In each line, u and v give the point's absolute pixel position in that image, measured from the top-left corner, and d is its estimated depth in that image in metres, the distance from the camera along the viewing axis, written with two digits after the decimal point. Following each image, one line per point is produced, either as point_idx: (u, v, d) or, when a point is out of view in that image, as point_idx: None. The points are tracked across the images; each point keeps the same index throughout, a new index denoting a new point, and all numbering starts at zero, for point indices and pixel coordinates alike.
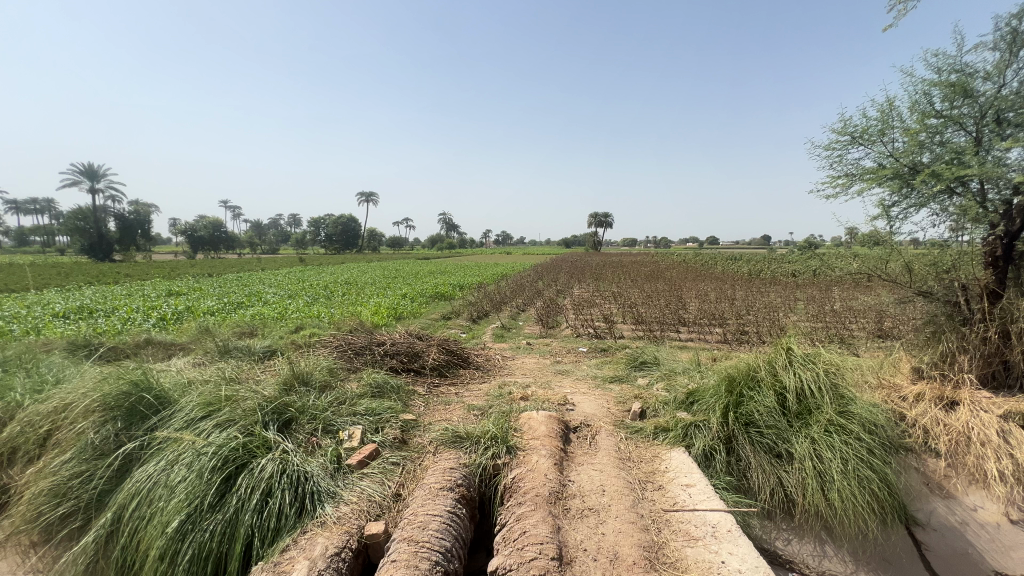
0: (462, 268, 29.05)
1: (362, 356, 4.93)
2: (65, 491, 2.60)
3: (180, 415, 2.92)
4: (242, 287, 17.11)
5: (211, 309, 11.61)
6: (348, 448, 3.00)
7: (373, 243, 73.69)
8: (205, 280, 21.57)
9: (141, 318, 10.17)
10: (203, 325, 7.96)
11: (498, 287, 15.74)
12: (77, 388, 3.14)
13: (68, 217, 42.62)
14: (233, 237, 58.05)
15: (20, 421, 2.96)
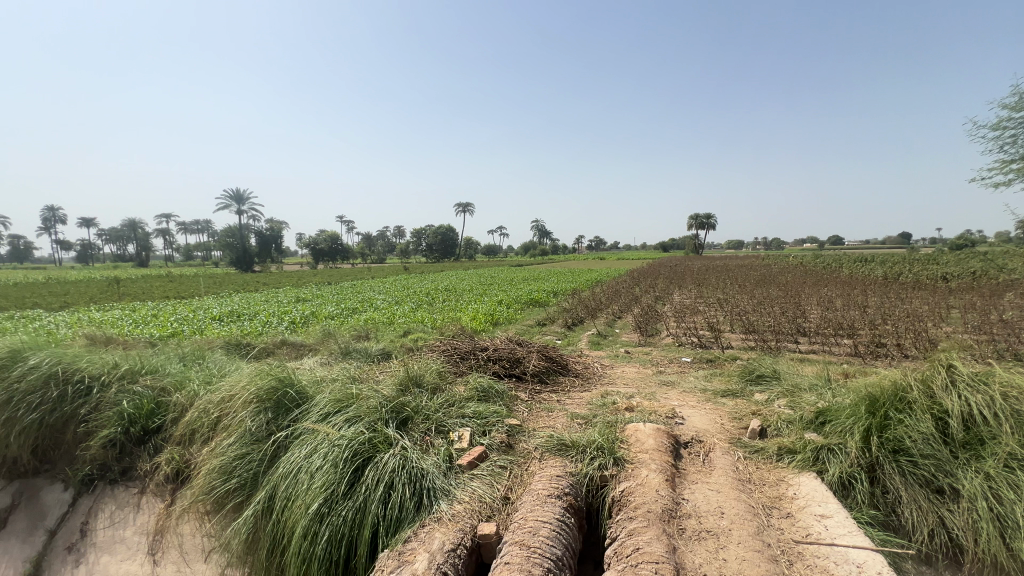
0: (555, 274, 29.15)
1: (467, 360, 5.15)
2: (232, 469, 3.07)
3: (316, 409, 3.28)
4: (356, 294, 18.86)
5: (331, 314, 12.95)
6: (458, 449, 3.14)
7: (469, 251, 76.91)
8: (326, 288, 24.19)
9: (277, 321, 11.64)
10: (326, 329, 8.90)
11: (593, 293, 15.53)
12: (237, 381, 3.67)
13: (222, 235, 50.38)
14: (348, 249, 64.30)
15: (198, 408, 3.54)
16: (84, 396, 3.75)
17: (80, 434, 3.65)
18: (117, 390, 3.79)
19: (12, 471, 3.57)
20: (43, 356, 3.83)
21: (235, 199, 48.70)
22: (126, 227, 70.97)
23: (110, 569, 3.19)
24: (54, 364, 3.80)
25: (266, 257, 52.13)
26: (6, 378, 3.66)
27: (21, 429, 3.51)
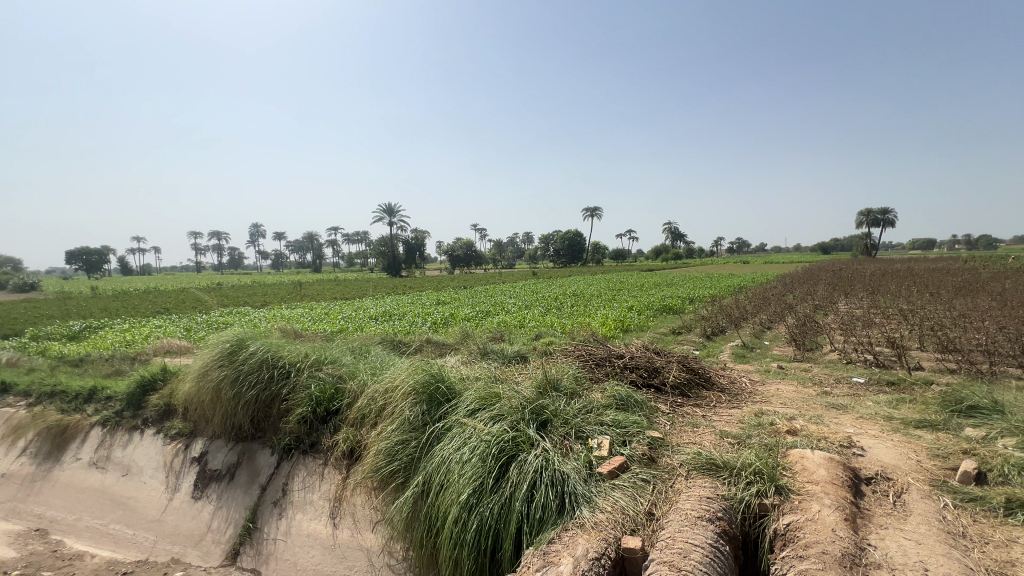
0: (690, 280, 27.24)
1: (603, 367, 5.07)
2: (394, 453, 3.45)
3: (464, 404, 3.52)
4: (489, 297, 19.94)
5: (467, 316, 13.86)
6: (598, 456, 3.10)
7: (597, 256, 76.16)
8: (462, 291, 26.03)
9: (422, 322, 12.83)
10: (465, 330, 9.54)
11: (736, 300, 14.16)
12: (397, 374, 4.13)
13: (377, 245, 57.36)
14: (481, 255, 68.34)
15: (367, 395, 4.06)
16: (285, 378, 4.57)
17: (282, 410, 4.45)
18: (308, 375, 4.54)
19: (237, 434, 4.49)
20: (258, 344, 4.77)
21: (388, 212, 55.04)
22: (307, 240, 84.90)
23: (302, 525, 3.81)
24: (265, 350, 4.71)
25: (411, 263, 57.91)
26: (235, 360, 4.64)
27: (244, 401, 4.41)
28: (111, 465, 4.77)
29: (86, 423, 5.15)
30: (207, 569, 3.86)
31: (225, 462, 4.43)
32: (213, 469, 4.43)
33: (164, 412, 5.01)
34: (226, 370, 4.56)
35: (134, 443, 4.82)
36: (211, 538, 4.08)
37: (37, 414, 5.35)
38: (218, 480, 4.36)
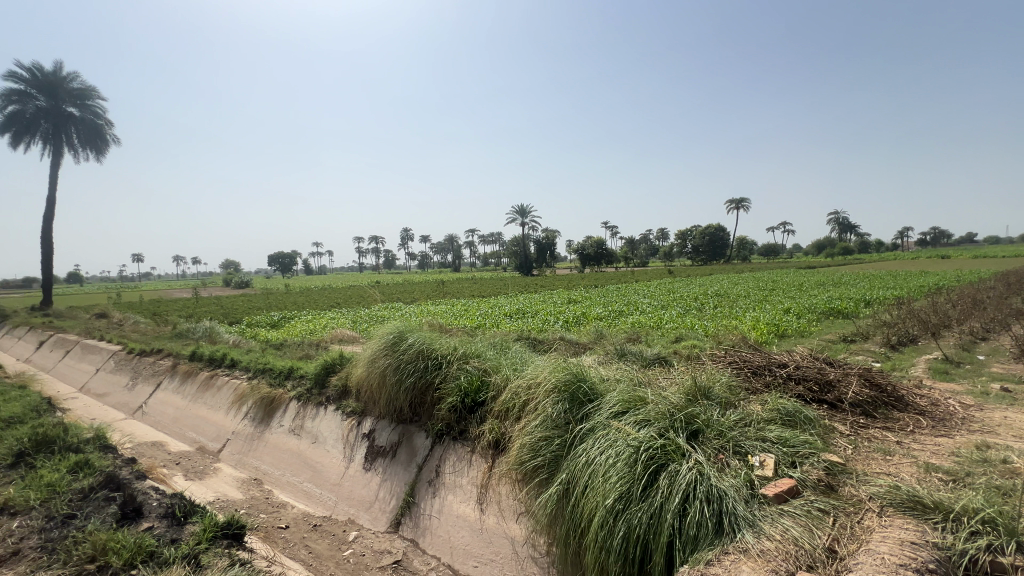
0: (867, 279, 23.05)
1: (761, 376, 4.54)
2: (538, 448, 3.53)
3: (607, 406, 3.44)
4: (622, 297, 19.37)
5: (599, 315, 13.65)
6: (762, 476, 2.77)
7: (743, 253, 69.02)
8: (593, 290, 25.78)
9: (555, 320, 12.97)
10: (599, 330, 9.39)
11: (933, 304, 11.56)
12: (539, 371, 4.22)
13: (511, 244, 59.91)
14: (612, 253, 66.86)
15: (511, 390, 4.22)
16: (438, 368, 4.99)
17: (435, 398, 4.87)
18: (457, 367, 4.90)
19: (398, 416, 5.03)
20: (416, 337, 5.30)
21: (521, 213, 57.08)
22: (448, 241, 92.35)
23: (453, 506, 4.11)
24: (421, 342, 5.22)
25: (542, 262, 59.34)
26: (397, 350, 5.22)
27: (404, 387, 4.93)
28: (304, 432, 5.73)
29: (286, 396, 6.27)
30: (376, 533, 4.39)
31: (389, 440, 4.98)
32: (379, 444, 5.02)
33: (342, 392, 5.85)
34: (390, 358, 5.15)
35: (320, 416, 5.72)
36: (378, 505, 4.63)
37: (255, 387, 6.72)
38: (383, 455, 4.93)
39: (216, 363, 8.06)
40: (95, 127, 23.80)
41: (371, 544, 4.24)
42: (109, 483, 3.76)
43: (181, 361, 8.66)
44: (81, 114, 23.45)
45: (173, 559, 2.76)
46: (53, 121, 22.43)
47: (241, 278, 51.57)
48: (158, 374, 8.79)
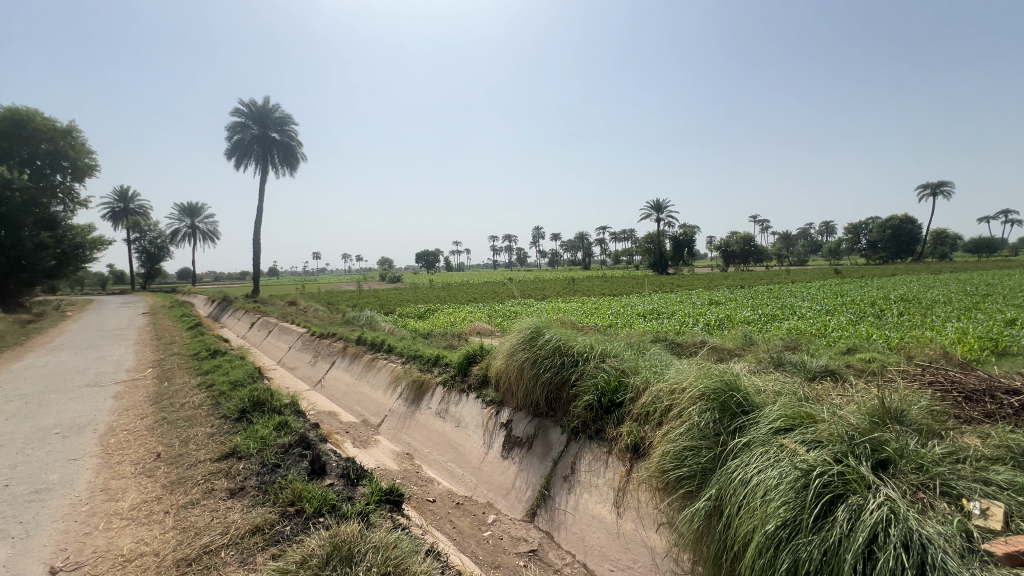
0: None
1: (979, 403, 3.62)
2: (682, 458, 3.31)
3: (766, 420, 3.08)
4: (775, 300, 17.23)
5: (747, 319, 12.32)
6: (984, 528, 2.21)
7: (942, 249, 56.13)
8: (740, 291, 23.39)
9: (694, 322, 12.08)
10: (748, 335, 8.47)
11: None
12: (683, 376, 3.96)
13: (644, 241, 57.57)
14: (762, 250, 59.96)
15: (652, 393, 4.04)
16: (575, 365, 5.00)
17: (571, 395, 4.88)
18: (594, 365, 4.85)
19: (534, 409, 5.15)
20: (552, 333, 5.39)
21: (656, 208, 54.44)
22: (580, 239, 92.49)
23: (589, 506, 4.08)
24: (558, 339, 5.29)
25: (679, 259, 55.99)
26: (535, 344, 5.37)
27: (541, 381, 5.03)
28: (449, 416, 6.22)
29: (434, 381, 6.88)
30: (513, 520, 4.57)
31: (525, 431, 5.13)
32: (516, 435, 5.20)
33: (482, 380, 6.21)
34: (528, 353, 5.32)
35: (463, 402, 6.15)
36: (515, 493, 4.81)
37: (407, 370, 7.52)
38: (520, 445, 5.09)
39: (377, 348, 9.21)
40: (290, 147, 28.95)
41: (509, 529, 4.42)
42: (301, 442, 4.53)
43: (350, 344, 10.08)
44: (280, 137, 28.75)
45: (349, 514, 3.20)
46: (261, 145, 27.94)
47: (395, 273, 58.00)
48: (333, 354, 10.36)
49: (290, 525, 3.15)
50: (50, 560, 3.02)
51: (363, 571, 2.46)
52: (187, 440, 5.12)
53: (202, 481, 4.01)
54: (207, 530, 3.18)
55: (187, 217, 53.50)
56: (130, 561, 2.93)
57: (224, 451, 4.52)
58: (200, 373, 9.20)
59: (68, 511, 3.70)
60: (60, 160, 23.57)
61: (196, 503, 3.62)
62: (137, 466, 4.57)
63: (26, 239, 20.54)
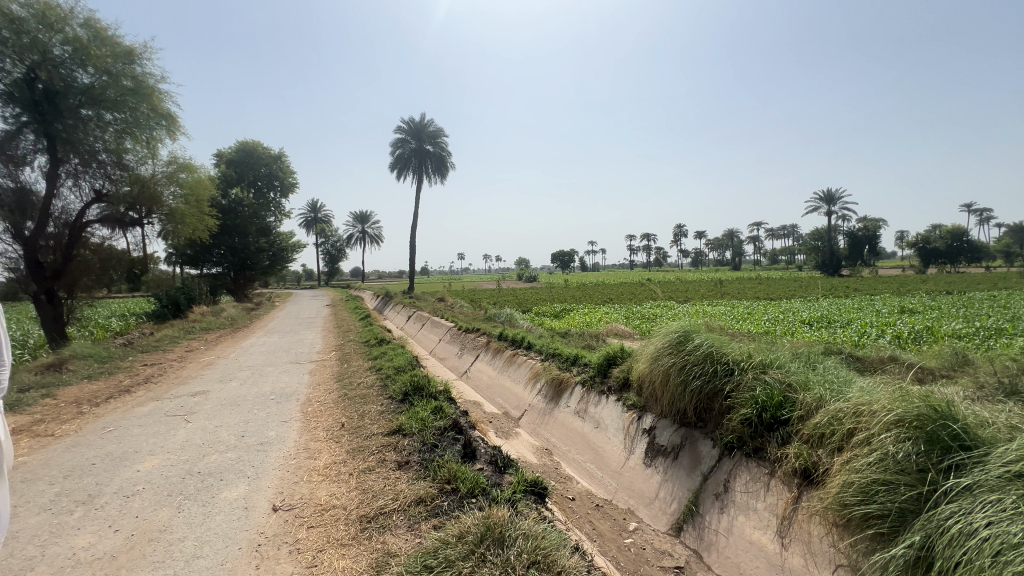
0: None
1: None
2: (871, 493, 2.81)
3: (997, 461, 2.45)
4: (1003, 309, 13.51)
5: (956, 332, 9.94)
6: None
7: None
8: (946, 298, 18.94)
9: (878, 333, 10.14)
10: (959, 352, 6.80)
11: None
12: (873, 396, 3.36)
13: (811, 238, 50.28)
14: (980, 246, 47.76)
15: (828, 413, 3.51)
16: (729, 375, 4.58)
17: (724, 406, 4.48)
18: (753, 377, 4.38)
19: (681, 418, 4.85)
20: (703, 338, 5.02)
21: (826, 199, 47.20)
22: (729, 237, 84.74)
23: (746, 530, 3.70)
24: (710, 345, 4.90)
25: (856, 259, 47.73)
26: (683, 350, 5.05)
27: (689, 390, 4.71)
28: (588, 417, 6.20)
29: (573, 380, 6.94)
30: (656, 531, 4.39)
31: (670, 441, 4.86)
32: (660, 444, 4.96)
33: (623, 383, 6.06)
34: (675, 358, 5.03)
35: (603, 404, 6.08)
36: (659, 504, 4.59)
37: (548, 368, 7.71)
38: (665, 455, 4.84)
39: (518, 344, 9.62)
40: (442, 156, 31.79)
41: (652, 541, 4.25)
42: (454, 426, 4.95)
43: (493, 339, 10.70)
44: (434, 149, 31.81)
45: (499, 499, 3.40)
46: (419, 157, 31.30)
47: (532, 273, 60.18)
48: (477, 348, 11.12)
49: (448, 501, 3.47)
50: (273, 499, 3.81)
51: (514, 554, 2.60)
52: (364, 415, 5.97)
53: (376, 451, 4.64)
54: (382, 494, 3.67)
55: (360, 224, 62.44)
56: (326, 510, 3.53)
57: (392, 427, 5.16)
58: (371, 358, 10.66)
59: (283, 462, 4.62)
60: (274, 180, 29.37)
61: (373, 470, 4.20)
62: (327, 432, 5.49)
63: (250, 243, 26.06)
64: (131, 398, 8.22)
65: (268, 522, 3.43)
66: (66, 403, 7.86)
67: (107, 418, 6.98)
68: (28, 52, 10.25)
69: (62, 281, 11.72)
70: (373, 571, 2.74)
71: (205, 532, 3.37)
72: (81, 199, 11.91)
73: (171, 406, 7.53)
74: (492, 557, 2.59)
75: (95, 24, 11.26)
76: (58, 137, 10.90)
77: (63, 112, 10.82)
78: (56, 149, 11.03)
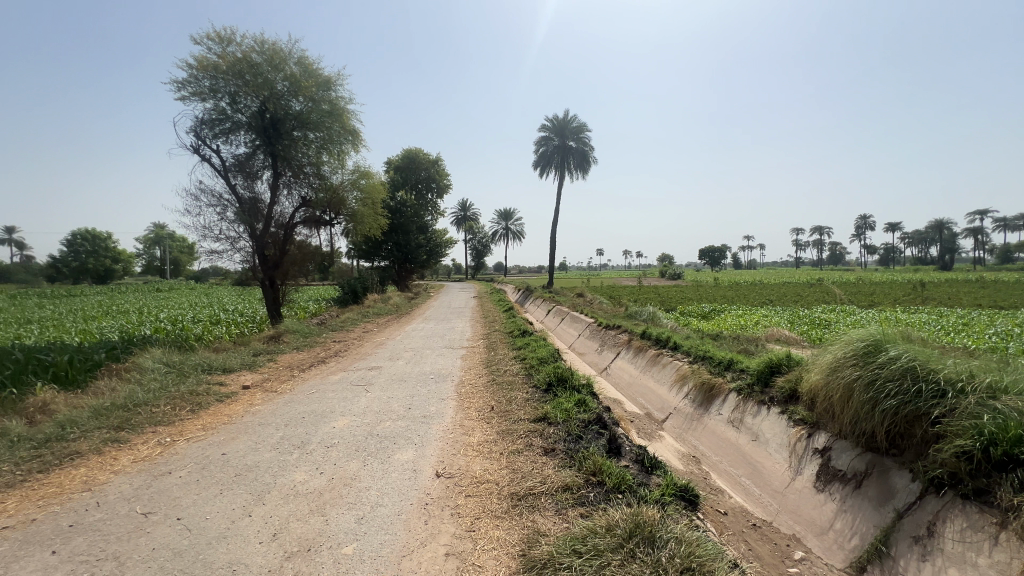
0: None
1: None
2: None
3: None
4: None
5: None
6: None
7: None
8: None
9: None
10: None
11: None
12: None
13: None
14: None
15: None
16: (939, 398, 3.75)
17: (931, 434, 3.69)
18: (975, 403, 3.53)
19: (867, 441, 4.14)
20: (902, 350, 4.20)
21: None
22: (937, 229, 68.81)
23: None
24: (913, 359, 4.07)
25: None
26: (873, 362, 4.30)
27: (881, 410, 3.98)
28: (744, 427, 5.68)
29: (726, 387, 6.41)
30: (829, 566, 3.84)
31: (852, 466, 4.18)
32: (838, 468, 4.31)
33: (789, 395, 5.39)
34: (861, 371, 4.31)
35: (763, 415, 5.50)
36: (833, 536, 4.00)
37: (697, 371, 7.25)
38: (844, 482, 4.19)
39: (663, 344, 9.22)
40: (585, 151, 31.79)
41: None
42: (598, 420, 4.97)
43: (635, 337, 10.42)
44: (576, 145, 31.97)
45: (647, 499, 3.33)
46: (561, 154, 31.76)
47: (676, 269, 57.02)
48: (618, 344, 10.96)
49: (594, 492, 3.52)
50: (436, 466, 4.30)
51: (666, 557, 2.53)
52: (511, 400, 6.35)
53: (523, 435, 4.91)
54: (530, 476, 3.88)
55: (504, 221, 66.01)
56: (481, 482, 3.86)
57: (538, 415, 5.40)
58: (515, 348, 11.26)
59: (443, 434, 5.17)
60: (431, 182, 32.58)
61: (521, 452, 4.45)
62: (479, 412, 5.98)
63: (412, 240, 29.31)
64: (326, 368, 10.01)
65: (433, 485, 3.89)
66: (283, 367, 9.91)
67: (310, 382, 8.62)
68: (261, 89, 13.01)
69: (279, 272, 14.72)
70: (525, 546, 2.92)
71: (385, 485, 3.95)
72: (292, 205, 14.67)
73: (354, 377, 8.99)
74: (641, 554, 2.57)
75: (304, 61, 13.78)
76: (279, 156, 13.68)
77: (282, 134, 13.62)
78: (277, 165, 13.86)
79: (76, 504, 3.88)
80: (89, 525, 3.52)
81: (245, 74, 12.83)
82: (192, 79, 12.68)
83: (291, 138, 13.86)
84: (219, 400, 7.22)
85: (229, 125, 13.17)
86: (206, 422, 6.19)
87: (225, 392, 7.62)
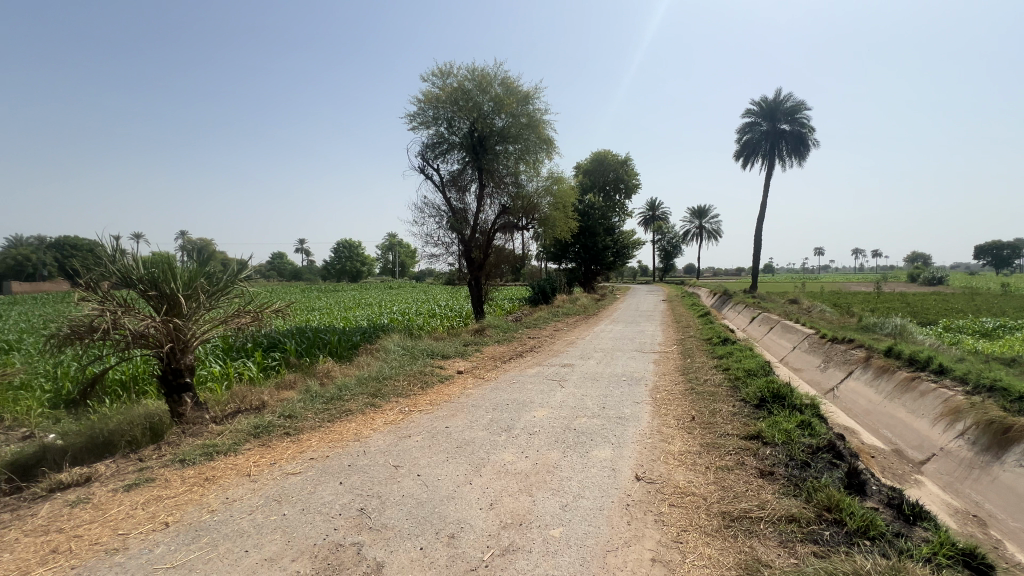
0: None
1: None
2: None
3: None
4: None
5: None
6: None
7: None
8: None
9: None
10: None
11: None
12: None
13: None
14: None
15: None
16: None
17: None
18: None
19: None
20: None
21: None
22: None
23: None
24: None
25: None
26: None
27: None
28: None
29: None
30: None
31: None
32: None
33: None
34: None
35: None
36: None
37: (979, 405, 5.50)
38: None
39: (920, 366, 7.28)
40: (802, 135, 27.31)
41: None
42: (832, 448, 4.20)
43: (876, 355, 8.48)
44: (790, 128, 27.64)
45: (910, 555, 2.68)
46: (771, 140, 27.83)
47: (936, 272, 44.47)
48: (850, 362, 9.09)
49: (829, 531, 2.99)
50: (635, 469, 4.24)
51: None
52: (714, 412, 5.85)
53: (732, 452, 4.47)
54: (744, 498, 3.51)
55: (698, 219, 61.23)
56: (686, 494, 3.66)
57: (750, 432, 4.83)
58: (715, 356, 10.36)
59: (641, 439, 5.06)
60: (620, 182, 32.41)
61: (731, 470, 4.06)
62: (678, 421, 5.67)
63: (599, 242, 29.52)
64: (523, 361, 10.85)
65: (633, 488, 3.85)
66: (487, 357, 11.13)
67: (511, 373, 9.46)
68: (471, 112, 14.82)
69: (482, 273, 16.50)
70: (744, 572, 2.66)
71: (585, 478, 4.08)
72: (494, 213, 16.29)
73: (549, 372, 9.52)
74: None
75: (507, 81, 15.16)
76: (484, 169, 15.34)
77: (487, 150, 15.25)
78: (483, 178, 15.56)
79: (351, 450, 5.05)
80: (360, 467, 4.54)
81: (459, 100, 14.78)
82: (420, 111, 15.18)
83: (495, 152, 15.40)
84: (441, 381, 8.50)
85: (446, 147, 15.35)
86: (432, 398, 7.36)
87: (445, 375, 8.93)
